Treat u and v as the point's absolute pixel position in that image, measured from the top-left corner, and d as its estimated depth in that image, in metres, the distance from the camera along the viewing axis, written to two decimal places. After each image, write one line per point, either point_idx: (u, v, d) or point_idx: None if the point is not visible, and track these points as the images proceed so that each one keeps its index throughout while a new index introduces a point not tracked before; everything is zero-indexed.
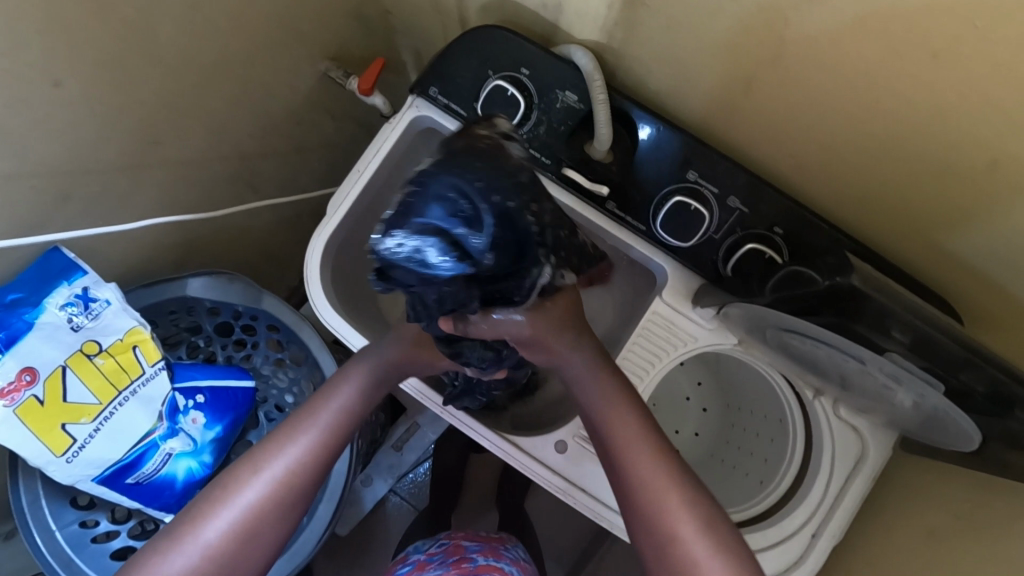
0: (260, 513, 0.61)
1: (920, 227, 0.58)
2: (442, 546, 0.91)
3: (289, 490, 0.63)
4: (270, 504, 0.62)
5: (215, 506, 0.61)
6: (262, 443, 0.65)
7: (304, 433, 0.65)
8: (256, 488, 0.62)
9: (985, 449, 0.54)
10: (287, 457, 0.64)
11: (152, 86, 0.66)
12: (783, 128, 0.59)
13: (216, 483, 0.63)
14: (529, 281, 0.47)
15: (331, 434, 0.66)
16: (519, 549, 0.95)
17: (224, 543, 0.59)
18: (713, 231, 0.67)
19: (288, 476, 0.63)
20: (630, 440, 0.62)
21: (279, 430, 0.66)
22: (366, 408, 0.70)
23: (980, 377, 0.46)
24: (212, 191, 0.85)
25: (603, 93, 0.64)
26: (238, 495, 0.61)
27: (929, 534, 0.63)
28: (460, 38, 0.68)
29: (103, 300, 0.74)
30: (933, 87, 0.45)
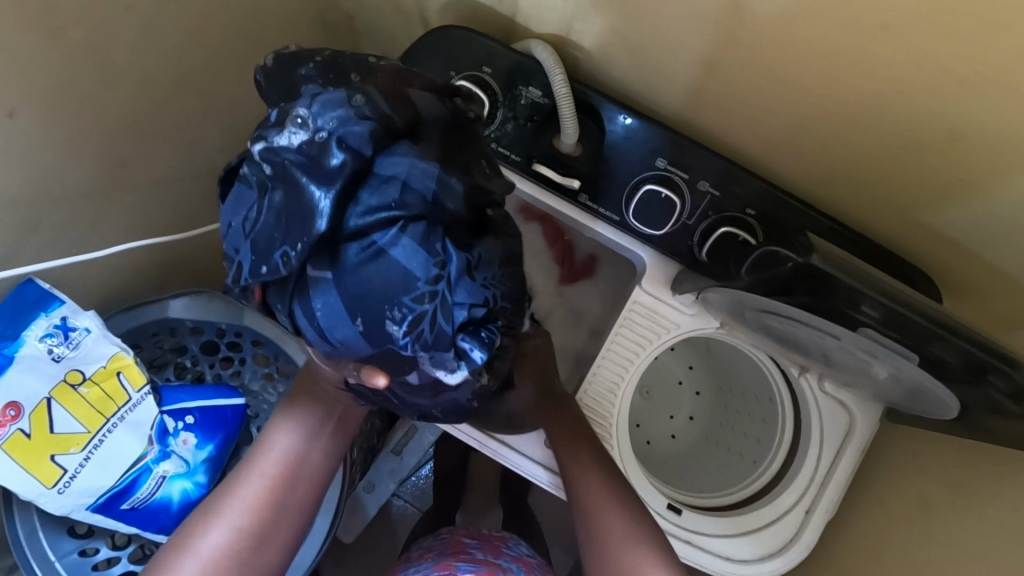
0: (218, 561, 0.66)
1: (890, 199, 0.58)
2: (442, 540, 0.92)
3: (246, 537, 0.68)
4: (228, 550, 0.66)
5: (181, 554, 0.66)
6: (220, 492, 0.70)
7: (254, 480, 0.70)
8: (210, 536, 0.67)
9: (966, 416, 0.55)
10: (239, 504, 0.69)
11: (113, 109, 0.65)
12: (745, 109, 0.59)
13: (180, 533, 0.68)
14: (349, 162, 0.45)
15: (277, 483, 0.71)
16: (522, 547, 0.94)
17: None
18: (686, 217, 0.66)
19: (242, 522, 0.68)
20: (585, 457, 0.70)
21: (231, 478, 0.71)
22: (309, 450, 0.73)
23: (950, 348, 0.45)
24: (188, 211, 0.85)
25: (565, 86, 0.63)
26: (198, 542, 0.66)
27: (921, 502, 0.64)
28: (422, 40, 0.67)
29: (83, 328, 0.73)
30: (886, 61, 0.45)
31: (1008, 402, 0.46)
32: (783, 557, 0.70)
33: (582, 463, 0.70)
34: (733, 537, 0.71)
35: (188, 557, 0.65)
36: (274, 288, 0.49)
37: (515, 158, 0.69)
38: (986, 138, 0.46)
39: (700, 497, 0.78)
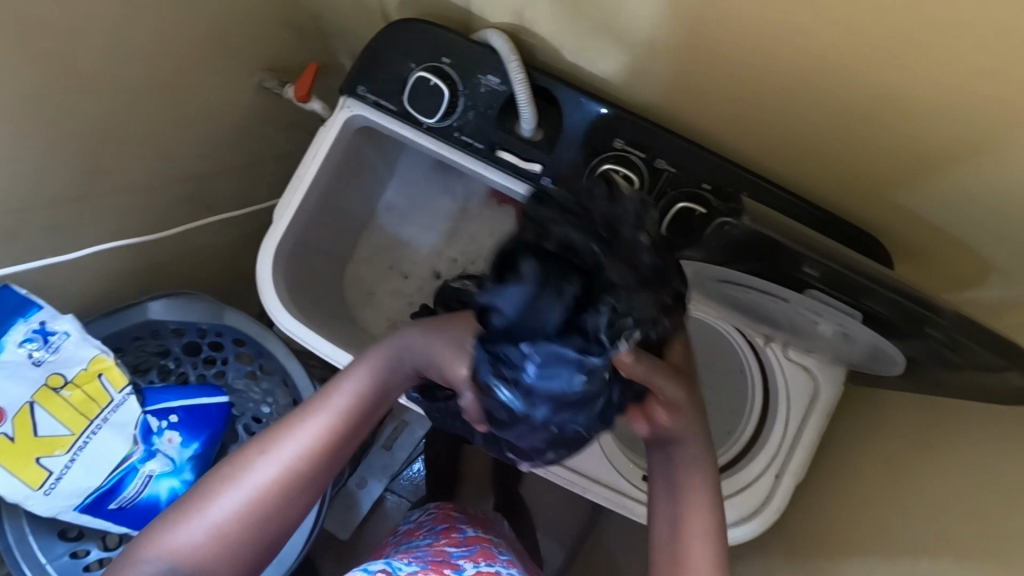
0: (265, 501, 0.56)
1: (842, 166, 0.61)
2: (430, 514, 0.93)
3: (300, 480, 0.57)
4: (278, 493, 0.56)
5: (224, 485, 0.56)
6: (276, 426, 0.59)
7: (317, 418, 0.59)
8: (263, 475, 0.56)
9: (915, 370, 0.57)
10: (298, 443, 0.57)
11: (84, 116, 0.67)
12: (695, 88, 0.61)
13: (223, 467, 0.57)
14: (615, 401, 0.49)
15: (341, 428, 0.59)
16: (505, 527, 0.98)
17: (229, 527, 0.54)
18: (645, 196, 0.68)
19: (299, 466, 0.57)
20: (688, 489, 0.59)
21: (297, 409, 0.60)
22: (376, 403, 0.61)
23: (881, 301, 0.49)
24: (165, 214, 0.86)
25: (521, 72, 0.65)
26: (248, 477, 0.56)
27: (887, 462, 0.66)
28: (381, 35, 0.69)
29: (62, 332, 0.74)
30: (819, 35, 0.48)
31: (946, 351, 0.49)
32: (757, 520, 0.72)
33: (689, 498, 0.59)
34: None
35: (229, 493, 0.55)
36: (503, 396, 0.44)
37: (479, 146, 0.70)
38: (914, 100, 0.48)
39: None
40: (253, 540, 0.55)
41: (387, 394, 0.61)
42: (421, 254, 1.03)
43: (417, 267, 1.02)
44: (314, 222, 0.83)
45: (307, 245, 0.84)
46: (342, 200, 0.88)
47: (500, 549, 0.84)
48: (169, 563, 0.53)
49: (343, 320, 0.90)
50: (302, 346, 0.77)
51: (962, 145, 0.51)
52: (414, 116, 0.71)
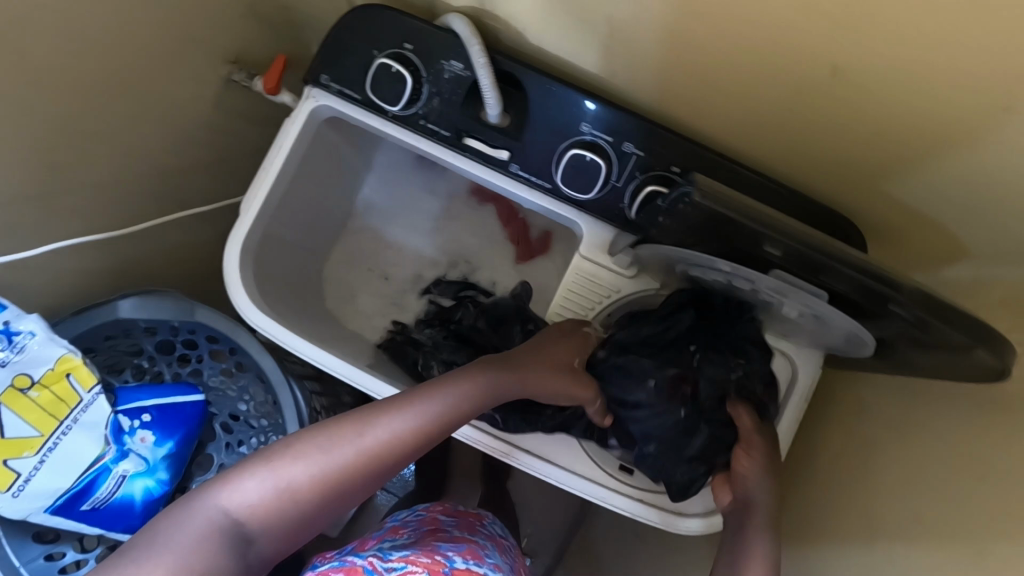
0: (346, 478, 0.53)
1: (807, 144, 0.60)
2: (417, 515, 0.92)
3: (381, 469, 0.54)
4: (358, 478, 0.53)
5: (315, 449, 0.52)
6: (374, 407, 0.56)
7: (415, 413, 0.56)
8: (357, 453, 0.53)
9: (888, 351, 0.56)
10: (391, 433, 0.55)
11: (43, 112, 0.65)
12: (658, 70, 0.60)
13: (311, 431, 0.54)
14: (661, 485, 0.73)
15: (432, 432, 0.57)
16: (496, 526, 0.96)
17: (302, 493, 0.51)
18: (615, 179, 0.67)
19: (387, 458, 0.54)
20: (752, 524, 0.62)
21: (396, 396, 0.58)
22: (466, 421, 0.61)
23: (842, 278, 0.48)
24: (132, 211, 0.85)
25: (483, 57, 0.63)
26: (339, 449, 0.53)
27: (862, 443, 0.65)
28: (340, 23, 0.68)
29: (27, 332, 0.71)
30: (777, 21, 0.46)
31: (914, 330, 0.48)
32: None
33: (750, 539, 0.60)
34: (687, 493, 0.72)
35: (308, 458, 0.52)
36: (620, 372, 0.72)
37: (446, 134, 0.69)
38: (873, 74, 0.47)
39: None
40: (311, 514, 0.52)
41: (481, 409, 0.62)
42: (400, 247, 1.02)
43: (396, 261, 1.02)
44: (285, 217, 0.82)
45: (279, 240, 0.83)
46: (314, 194, 0.87)
47: (489, 551, 0.82)
48: (237, 512, 0.49)
49: (318, 315, 0.90)
50: (270, 340, 0.76)
51: (926, 124, 0.50)
52: (379, 105, 0.69)
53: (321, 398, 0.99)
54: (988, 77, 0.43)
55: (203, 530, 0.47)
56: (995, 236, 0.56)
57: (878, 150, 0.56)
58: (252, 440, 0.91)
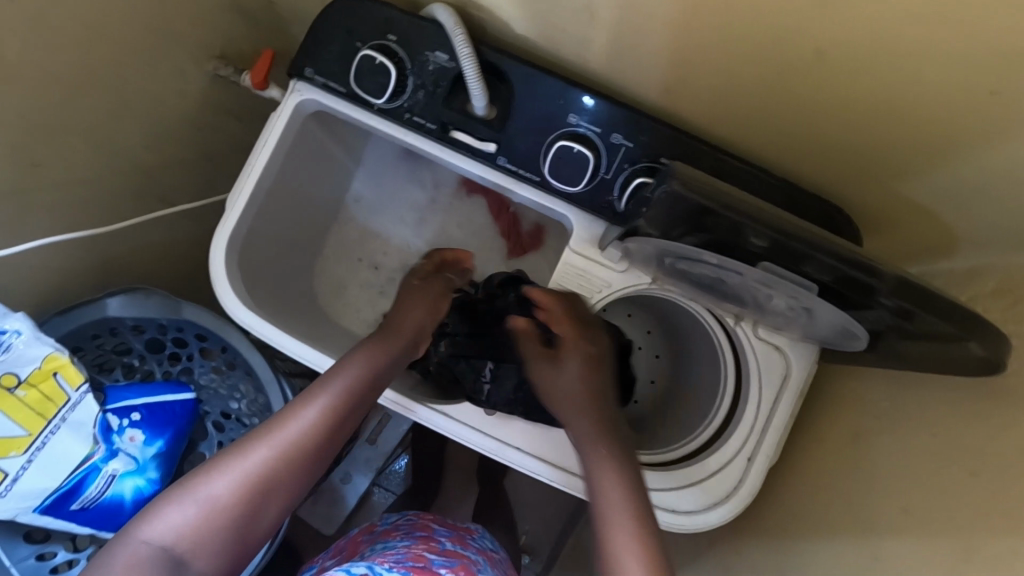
0: (264, 478, 0.58)
1: (796, 129, 0.58)
2: (408, 519, 0.90)
3: (297, 458, 0.60)
4: (275, 472, 0.59)
5: (226, 461, 0.59)
6: (277, 414, 0.63)
7: (314, 403, 0.63)
8: (269, 453, 0.59)
9: (878, 345, 0.55)
10: (300, 427, 0.61)
11: (16, 107, 0.64)
12: (640, 57, 0.59)
13: (222, 453, 0.60)
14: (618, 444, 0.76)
15: (337, 414, 0.63)
16: (488, 540, 0.94)
17: (228, 504, 0.57)
18: (603, 172, 0.66)
19: (296, 446, 0.60)
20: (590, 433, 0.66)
21: (296, 398, 0.64)
22: (370, 395, 0.67)
23: (826, 269, 0.47)
24: (112, 208, 0.84)
25: (467, 47, 0.62)
26: (248, 456, 0.59)
27: (852, 437, 0.64)
28: (323, 14, 0.67)
29: (13, 330, 0.71)
30: (755, 4, 0.45)
31: (900, 321, 0.47)
32: (728, 504, 0.70)
33: (596, 461, 0.63)
34: (680, 490, 0.70)
35: (225, 472, 0.58)
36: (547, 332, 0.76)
37: (430, 126, 0.68)
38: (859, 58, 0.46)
39: (650, 455, 0.78)
40: (243, 520, 0.57)
41: (382, 384, 0.68)
42: (390, 243, 1.01)
43: (385, 257, 1.01)
44: (271, 213, 0.81)
45: (267, 236, 0.82)
46: (301, 189, 0.86)
47: (482, 567, 0.80)
48: (170, 538, 0.54)
49: (306, 313, 0.89)
50: (258, 338, 0.75)
51: (909, 108, 0.49)
52: (363, 98, 0.68)
53: None
54: (972, 56, 0.42)
55: (143, 562, 0.53)
56: (986, 223, 0.55)
57: (862, 137, 0.55)
58: None
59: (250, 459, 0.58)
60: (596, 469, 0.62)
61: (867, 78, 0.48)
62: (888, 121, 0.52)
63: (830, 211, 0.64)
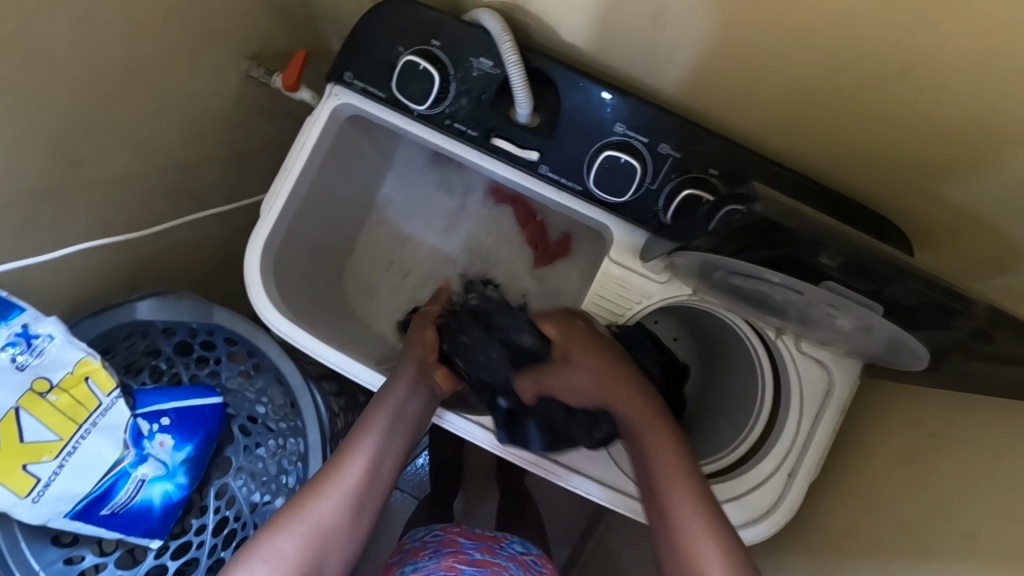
0: (330, 528, 0.60)
1: (854, 141, 0.57)
2: (436, 537, 0.89)
3: (357, 501, 0.62)
4: (340, 519, 0.61)
5: (293, 515, 0.60)
6: (332, 460, 0.65)
7: (362, 448, 0.65)
8: (334, 501, 0.61)
9: (940, 365, 0.54)
10: (352, 474, 0.63)
11: (57, 107, 0.63)
12: (696, 65, 0.58)
13: (288, 503, 0.61)
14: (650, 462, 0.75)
15: (379, 456, 0.66)
16: (518, 543, 0.92)
17: (299, 560, 0.57)
18: (649, 182, 0.65)
19: (354, 490, 0.63)
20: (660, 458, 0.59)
21: (341, 447, 0.66)
22: (411, 429, 0.69)
23: (905, 292, 0.45)
24: (145, 209, 0.83)
25: (515, 53, 0.61)
26: (312, 506, 0.60)
27: (906, 456, 0.63)
28: (366, 17, 0.66)
29: (46, 335, 0.70)
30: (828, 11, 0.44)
31: (969, 341, 0.46)
32: (767, 521, 0.69)
33: (665, 473, 0.58)
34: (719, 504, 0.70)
35: (289, 531, 0.58)
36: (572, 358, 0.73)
37: (472, 133, 0.67)
38: (938, 67, 0.45)
39: None
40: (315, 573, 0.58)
41: (415, 417, 0.70)
42: (418, 247, 1.00)
43: (413, 261, 1.00)
44: (304, 218, 0.80)
45: (300, 241, 0.81)
46: (334, 192, 0.85)
47: (513, 573, 0.80)
48: None
49: (336, 318, 0.88)
50: (293, 345, 0.74)
51: (985, 119, 0.48)
52: (404, 103, 0.67)
53: (339, 400, 0.98)
54: None
55: None
56: None
57: (925, 148, 0.54)
58: (271, 443, 0.90)
59: (313, 514, 0.59)
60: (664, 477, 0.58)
61: (937, 88, 0.47)
62: (957, 132, 0.51)
63: (886, 224, 0.63)
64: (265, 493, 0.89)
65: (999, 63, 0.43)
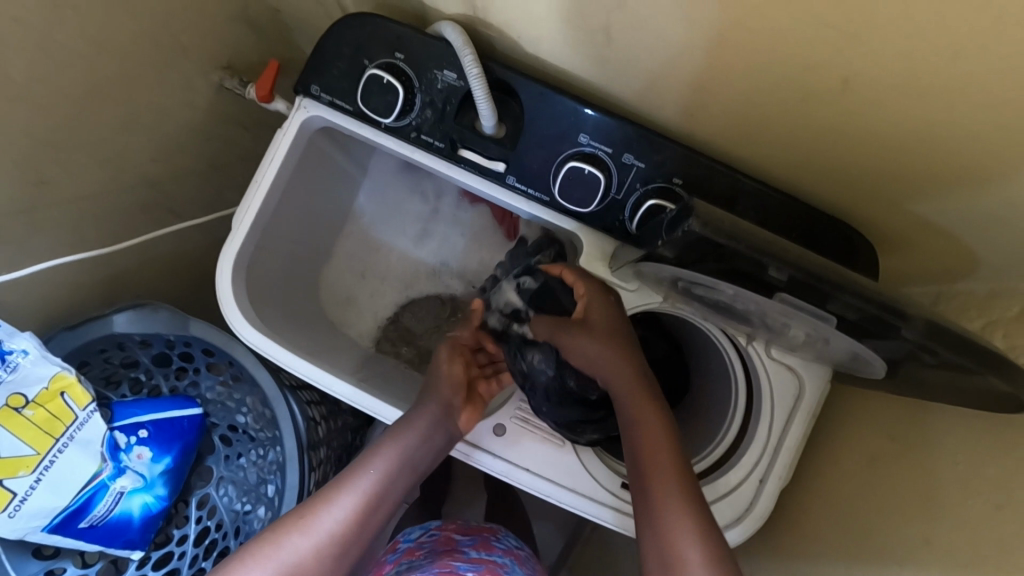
0: (306, 564, 0.62)
1: (808, 149, 0.58)
2: (431, 534, 0.88)
3: (337, 544, 0.64)
4: (317, 559, 0.62)
5: (269, 548, 0.61)
6: (322, 494, 0.67)
7: (355, 489, 0.67)
8: (317, 540, 0.63)
9: (897, 372, 0.54)
10: (338, 512, 0.65)
11: (20, 125, 0.63)
12: (654, 76, 0.58)
13: (266, 532, 0.63)
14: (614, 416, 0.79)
15: (373, 499, 0.68)
16: (512, 538, 0.92)
17: None
18: (615, 192, 0.65)
19: (337, 531, 0.64)
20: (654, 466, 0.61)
21: (332, 483, 0.68)
22: (407, 475, 0.71)
23: (844, 306, 0.48)
24: (118, 222, 0.83)
25: (476, 67, 0.61)
26: (291, 541, 0.62)
27: (870, 462, 0.63)
28: (330, 31, 0.66)
29: (20, 350, 0.70)
30: (775, 23, 0.44)
31: (916, 354, 0.47)
32: (740, 526, 0.69)
33: (660, 471, 0.61)
34: None
35: (261, 562, 0.61)
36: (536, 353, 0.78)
37: (439, 145, 0.67)
38: (885, 81, 0.46)
39: None
40: None
41: (418, 462, 0.72)
42: (393, 253, 1.01)
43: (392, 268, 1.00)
44: (277, 230, 0.80)
45: (274, 252, 0.81)
46: (308, 202, 0.85)
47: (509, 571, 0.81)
48: None
49: (313, 327, 0.88)
50: (266, 358, 0.74)
51: (933, 129, 0.48)
52: (369, 116, 0.67)
53: (319, 408, 0.98)
54: (987, 85, 0.42)
55: None
56: (1003, 247, 0.55)
57: (878, 158, 0.54)
58: (253, 453, 0.91)
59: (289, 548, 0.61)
60: (656, 473, 0.61)
61: (884, 100, 0.47)
62: (908, 144, 0.51)
63: (843, 230, 0.64)
64: (246, 503, 0.90)
65: (937, 74, 0.43)
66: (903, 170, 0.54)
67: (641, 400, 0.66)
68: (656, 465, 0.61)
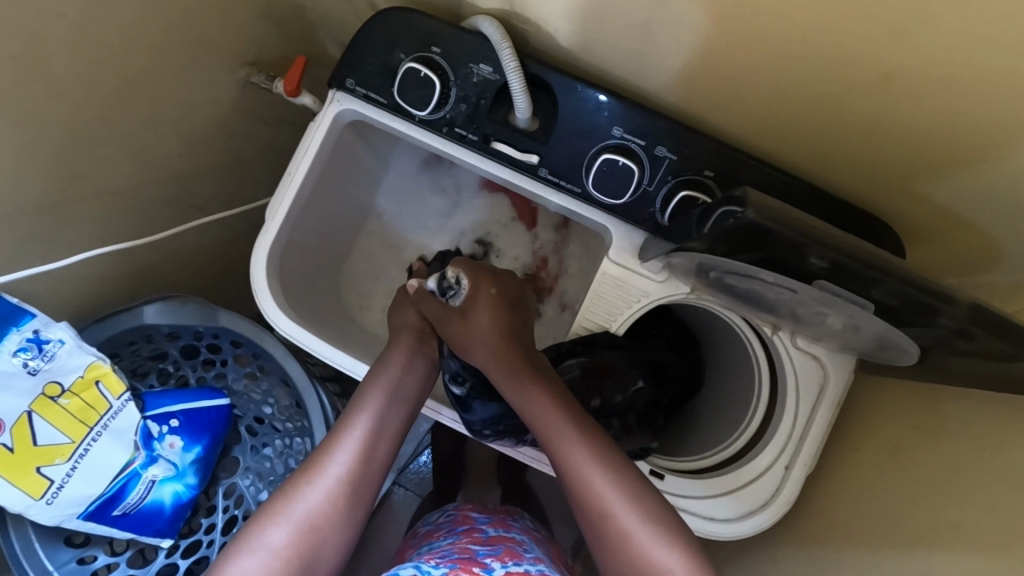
0: (322, 512, 0.61)
1: (839, 143, 0.59)
2: (449, 516, 0.90)
3: (349, 486, 0.64)
4: (333, 508, 0.62)
5: (280, 505, 0.61)
6: (322, 445, 0.66)
7: (353, 432, 0.66)
8: (328, 487, 0.62)
9: (927, 359, 0.56)
10: (341, 458, 0.64)
11: (59, 118, 0.64)
12: (689, 70, 0.59)
13: (274, 495, 0.63)
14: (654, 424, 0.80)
15: (372, 435, 0.67)
16: (526, 518, 0.94)
17: (293, 550, 0.59)
18: (646, 184, 0.67)
19: (343, 475, 0.64)
20: (598, 485, 0.61)
21: (331, 434, 0.67)
22: (404, 407, 0.71)
23: (887, 291, 0.48)
24: (145, 215, 0.84)
25: (514, 60, 0.62)
26: (301, 494, 0.62)
27: (895, 449, 0.65)
28: (366, 25, 0.67)
29: (57, 340, 0.71)
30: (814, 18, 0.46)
31: (952, 337, 0.49)
32: (765, 512, 0.71)
33: (555, 427, 0.64)
34: (717, 497, 0.72)
35: (276, 520, 0.60)
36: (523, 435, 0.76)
37: (472, 137, 0.68)
38: (920, 76, 0.47)
39: (690, 463, 0.80)
40: (309, 555, 0.60)
41: (409, 395, 0.72)
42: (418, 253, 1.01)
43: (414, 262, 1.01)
44: (306, 222, 0.81)
45: (302, 244, 0.83)
46: (335, 195, 0.86)
47: (526, 547, 0.80)
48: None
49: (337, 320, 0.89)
50: (300, 348, 0.76)
51: (966, 122, 0.49)
52: (405, 109, 0.68)
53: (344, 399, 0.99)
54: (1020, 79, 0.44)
55: None
56: None
57: (908, 151, 0.56)
58: (278, 443, 0.92)
59: (299, 503, 0.61)
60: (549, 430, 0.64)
61: (918, 94, 0.49)
62: (938, 137, 0.52)
63: (870, 222, 0.65)
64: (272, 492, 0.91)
65: (973, 68, 0.44)
66: (931, 163, 0.55)
67: (533, 386, 0.67)
68: (548, 425, 0.64)
